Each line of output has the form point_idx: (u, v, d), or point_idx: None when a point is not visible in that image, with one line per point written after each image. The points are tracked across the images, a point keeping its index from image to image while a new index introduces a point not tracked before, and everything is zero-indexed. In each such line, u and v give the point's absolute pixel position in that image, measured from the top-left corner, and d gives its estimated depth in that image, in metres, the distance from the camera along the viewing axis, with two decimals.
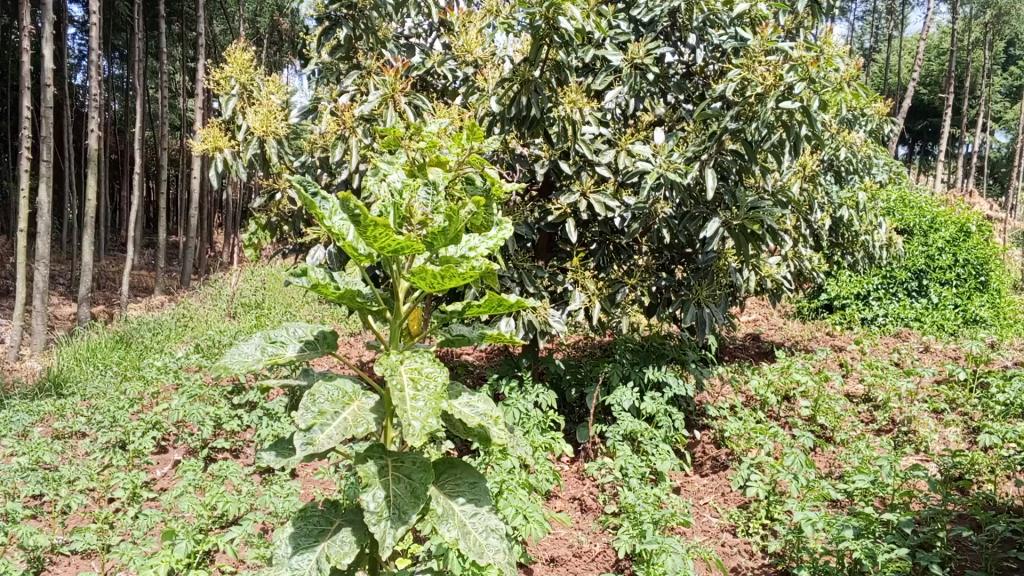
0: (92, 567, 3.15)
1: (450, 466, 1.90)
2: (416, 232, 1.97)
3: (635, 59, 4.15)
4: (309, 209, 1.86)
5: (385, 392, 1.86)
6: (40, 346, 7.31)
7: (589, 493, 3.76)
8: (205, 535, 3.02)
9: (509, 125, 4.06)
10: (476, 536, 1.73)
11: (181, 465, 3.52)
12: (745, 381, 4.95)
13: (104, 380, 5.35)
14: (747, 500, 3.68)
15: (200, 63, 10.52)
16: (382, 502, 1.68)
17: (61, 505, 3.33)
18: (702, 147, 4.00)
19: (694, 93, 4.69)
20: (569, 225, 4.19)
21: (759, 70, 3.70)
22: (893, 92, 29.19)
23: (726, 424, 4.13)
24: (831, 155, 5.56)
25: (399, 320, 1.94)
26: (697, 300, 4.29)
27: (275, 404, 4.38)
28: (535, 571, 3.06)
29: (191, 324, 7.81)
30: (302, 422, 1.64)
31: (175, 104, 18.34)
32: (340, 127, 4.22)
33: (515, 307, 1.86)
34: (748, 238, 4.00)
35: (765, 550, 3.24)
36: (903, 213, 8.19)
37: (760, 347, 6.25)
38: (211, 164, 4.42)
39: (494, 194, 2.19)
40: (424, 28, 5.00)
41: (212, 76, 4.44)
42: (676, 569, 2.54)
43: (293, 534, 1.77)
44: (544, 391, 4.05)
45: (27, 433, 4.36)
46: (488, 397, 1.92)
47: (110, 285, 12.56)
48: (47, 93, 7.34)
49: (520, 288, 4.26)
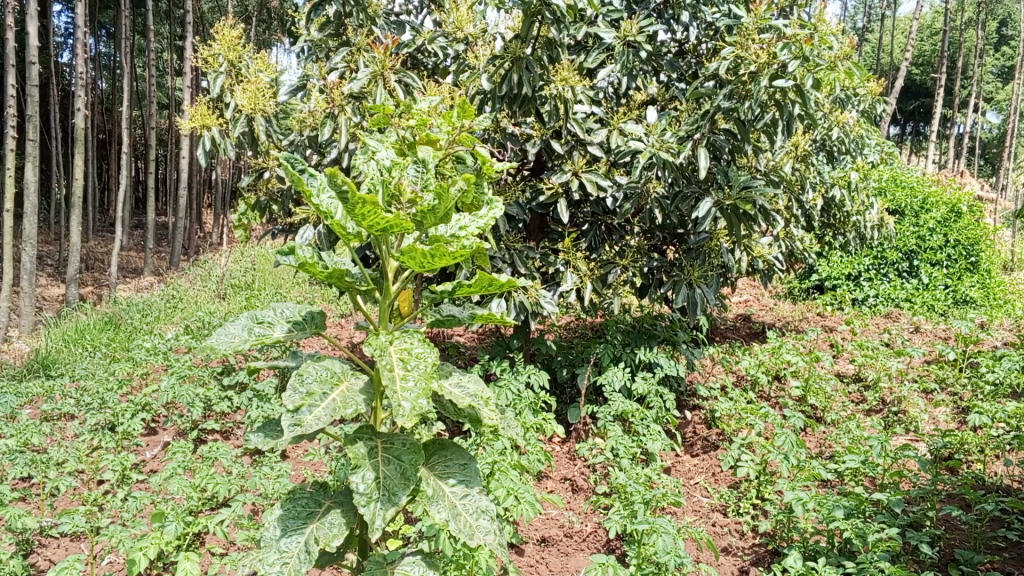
0: (81, 549, 3.16)
1: (440, 447, 1.88)
2: (405, 211, 1.93)
3: (628, 36, 4.11)
4: (298, 186, 1.83)
5: (374, 372, 1.83)
6: (28, 328, 7.21)
7: (579, 473, 3.76)
8: (194, 517, 2.98)
9: (500, 103, 4.02)
10: (467, 518, 1.73)
11: (171, 447, 3.48)
12: (736, 361, 4.95)
13: (93, 362, 5.30)
14: (738, 480, 3.69)
15: (188, 41, 10.23)
16: (371, 484, 1.66)
17: (49, 488, 3.29)
18: (694, 126, 3.96)
19: (688, 71, 4.66)
20: (561, 205, 4.16)
21: (752, 48, 3.68)
22: (883, 71, 29.15)
23: (717, 404, 4.14)
24: (824, 134, 5.52)
25: (389, 301, 1.92)
26: (689, 281, 4.28)
27: (265, 385, 4.35)
28: (525, 552, 3.06)
29: (180, 304, 7.76)
30: (290, 404, 1.61)
31: (163, 82, 18.13)
32: (330, 105, 4.22)
33: (505, 287, 1.83)
34: (740, 217, 3.99)
35: (755, 529, 3.26)
36: (894, 193, 8.09)
37: (752, 327, 6.25)
38: (198, 143, 4.37)
39: (485, 172, 2.13)
40: (414, 5, 4.93)
41: (200, 54, 4.40)
42: (666, 549, 2.53)
43: (282, 516, 1.75)
44: (535, 371, 4.03)
45: (17, 415, 4.34)
46: (479, 378, 1.91)
47: (99, 265, 12.49)
48: (31, 70, 7.14)
49: (511, 269, 4.25)
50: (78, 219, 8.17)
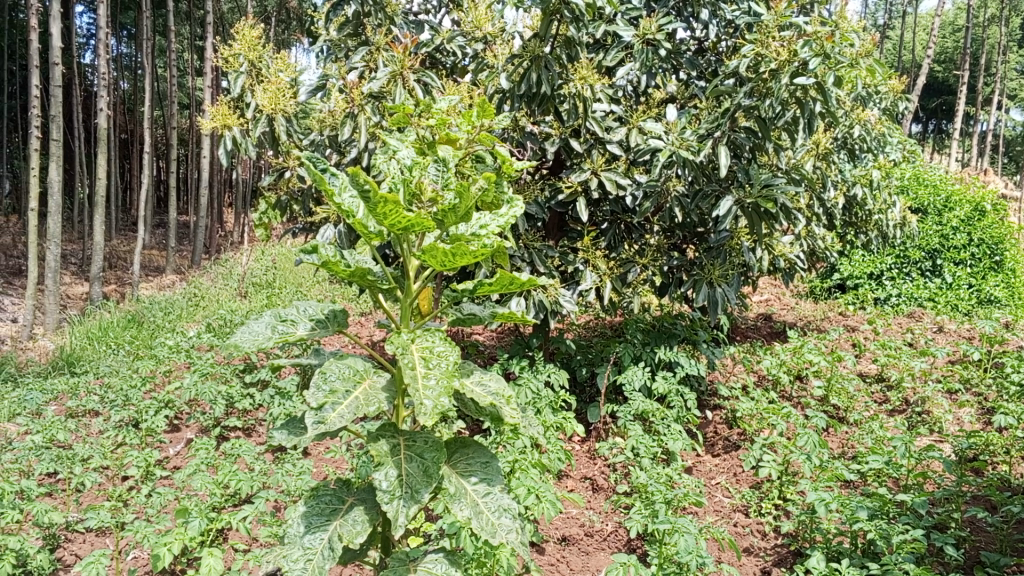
0: (107, 544, 3.20)
1: (462, 445, 1.88)
2: (426, 209, 1.98)
3: (647, 34, 4.09)
4: (320, 186, 1.84)
5: (396, 370, 1.84)
6: (53, 326, 7.28)
7: (600, 473, 3.75)
8: (218, 513, 3.00)
9: (519, 102, 4.02)
10: (489, 516, 1.73)
11: (194, 444, 3.50)
12: (757, 361, 4.91)
13: (116, 359, 5.35)
14: (760, 480, 3.66)
15: (209, 41, 10.27)
16: (394, 482, 1.66)
17: (74, 484, 3.33)
18: (715, 125, 3.93)
19: (707, 69, 4.64)
20: (580, 204, 4.15)
21: (773, 46, 3.66)
22: (904, 68, 28.89)
23: (738, 404, 4.11)
24: (845, 132, 5.47)
25: (410, 299, 1.91)
26: (710, 279, 4.22)
27: (286, 383, 4.37)
28: (546, 550, 3.06)
29: (202, 303, 7.82)
30: (313, 401, 1.62)
31: (185, 82, 18.28)
32: (349, 105, 4.24)
33: (526, 285, 1.83)
34: (761, 216, 3.97)
35: (777, 529, 3.24)
36: (918, 191, 8.28)
37: (773, 326, 6.21)
38: (219, 143, 4.41)
39: (505, 171, 2.12)
40: (432, 4, 4.95)
41: (221, 54, 4.44)
42: (689, 548, 2.52)
43: (305, 513, 1.75)
44: (555, 370, 4.02)
45: (42, 412, 4.39)
46: (500, 376, 1.90)
47: (122, 263, 12.60)
48: (55, 71, 7.21)
49: (530, 268, 4.24)
50: (102, 217, 8.24)
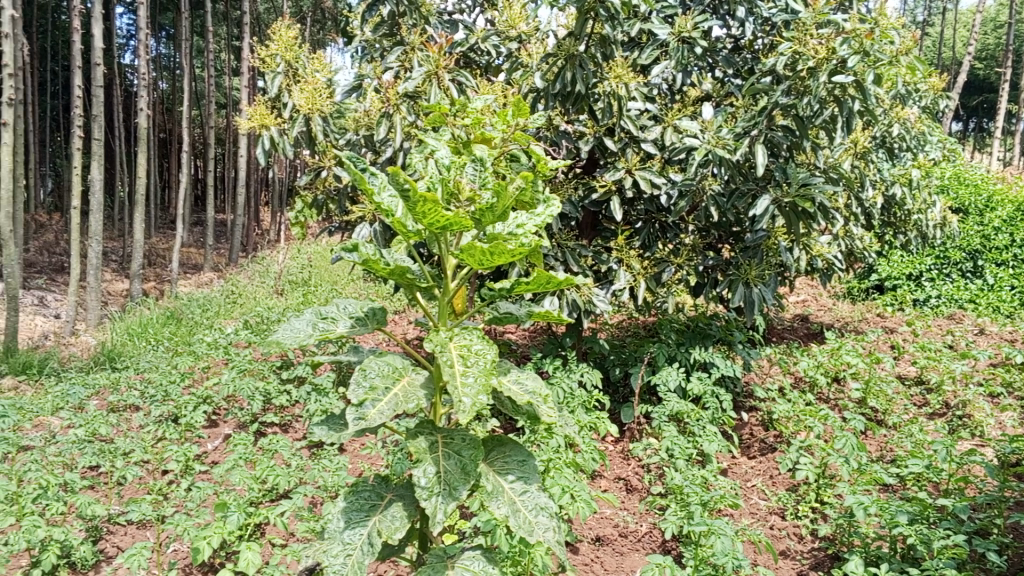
0: (148, 537, 3.25)
1: (499, 443, 1.89)
2: (463, 208, 1.99)
3: (682, 32, 4.07)
4: (360, 185, 1.85)
5: (434, 368, 1.85)
6: (94, 321, 7.42)
7: (634, 473, 3.74)
8: (255, 508, 3.05)
9: (554, 101, 4.01)
10: (526, 515, 1.73)
11: (232, 439, 3.55)
12: (794, 362, 4.86)
13: (156, 355, 5.44)
14: (796, 482, 3.63)
15: (246, 41, 10.40)
16: (433, 478, 1.67)
17: (116, 477, 3.40)
18: (752, 123, 3.90)
19: (743, 67, 4.59)
20: (614, 203, 4.13)
21: (811, 44, 3.62)
22: (944, 66, 28.37)
23: (775, 406, 4.07)
24: (884, 131, 5.39)
25: (448, 298, 1.92)
26: (746, 279, 4.19)
27: (322, 379, 4.41)
28: (580, 550, 3.06)
29: (239, 300, 7.92)
30: (354, 397, 1.64)
31: (222, 82, 18.53)
32: (385, 105, 4.27)
33: (563, 285, 1.83)
34: (798, 215, 3.92)
35: (814, 533, 3.21)
36: (958, 191, 8.21)
37: (809, 327, 6.14)
38: (257, 143, 4.47)
39: (540, 170, 2.12)
40: (467, 4, 4.97)
41: (259, 55, 4.50)
42: (725, 550, 2.50)
43: (345, 509, 1.77)
44: (589, 369, 4.01)
45: (84, 406, 4.48)
46: (537, 375, 1.91)
47: (162, 261, 12.81)
48: (96, 71, 7.32)
49: (564, 267, 4.24)
50: (142, 215, 8.38)
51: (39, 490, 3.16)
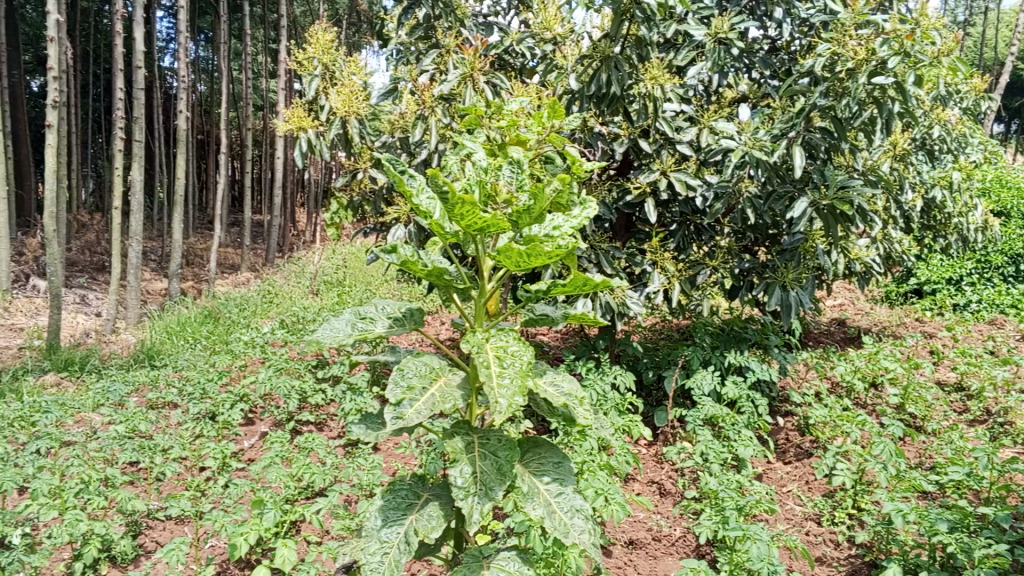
0: (186, 532, 3.30)
1: (535, 445, 1.89)
2: (501, 210, 2.00)
3: (719, 33, 4.06)
4: (398, 186, 1.86)
5: (471, 369, 1.86)
6: (134, 320, 7.55)
7: (667, 477, 3.72)
8: (291, 505, 3.08)
9: (589, 102, 4.01)
10: (562, 516, 1.73)
11: (269, 437, 3.59)
12: (831, 367, 4.80)
13: (195, 353, 5.52)
14: (833, 488, 3.59)
15: (283, 44, 10.50)
16: (469, 478, 1.68)
17: (156, 473, 3.46)
18: (789, 125, 3.86)
19: (780, 69, 4.55)
20: (649, 205, 4.11)
21: (850, 45, 3.58)
22: (986, 66, 27.86)
23: (811, 411, 4.02)
24: (924, 133, 5.30)
25: (484, 299, 1.93)
26: (783, 283, 4.15)
27: (357, 379, 4.45)
28: (614, 553, 3.05)
29: (276, 300, 8.01)
30: (392, 397, 1.65)
31: (259, 85, 18.76)
32: (420, 107, 4.30)
33: (599, 287, 1.83)
34: (837, 218, 3.87)
35: (851, 540, 3.16)
36: (1000, 194, 8.07)
37: (846, 332, 6.06)
38: (295, 145, 4.52)
39: (575, 172, 2.12)
40: (502, 6, 4.99)
41: (296, 57, 4.55)
42: (760, 556, 2.48)
43: (382, 507, 1.79)
44: (623, 372, 4.00)
45: (125, 403, 4.56)
46: (573, 376, 1.91)
47: (200, 261, 12.99)
48: (138, 74, 7.43)
49: (598, 268, 4.24)
50: (181, 215, 8.51)
51: (81, 485, 3.22)
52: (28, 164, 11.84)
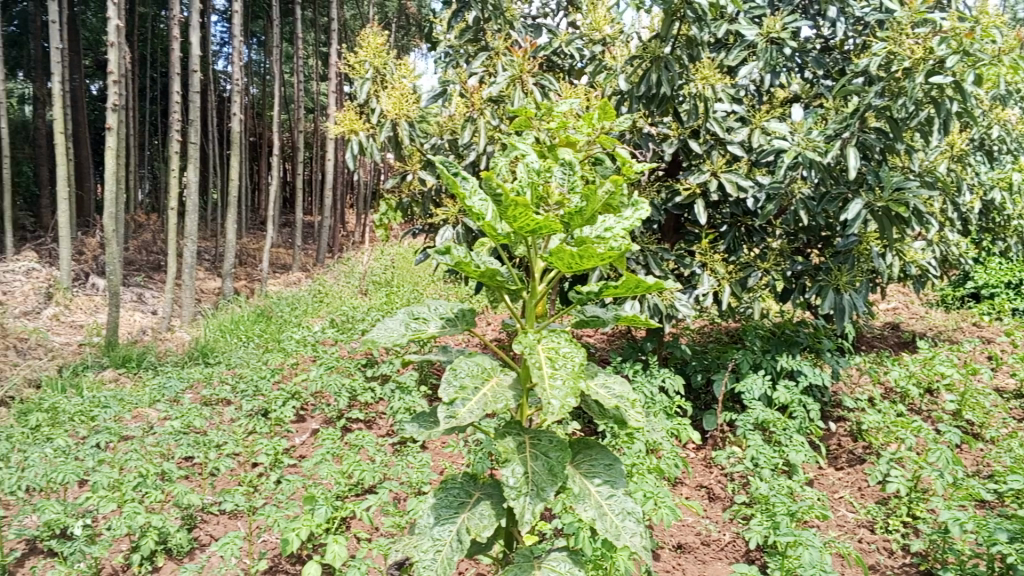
0: (239, 527, 3.37)
1: (586, 446, 1.90)
2: (553, 212, 2.01)
3: (771, 33, 4.00)
4: (452, 188, 1.88)
5: (523, 369, 1.87)
6: (189, 318, 7.72)
7: (716, 481, 3.69)
8: (342, 502, 3.13)
9: (638, 103, 4.00)
10: (613, 518, 1.73)
11: (320, 435, 3.65)
12: (885, 372, 4.71)
13: (247, 351, 5.64)
14: (886, 495, 3.52)
15: (334, 47, 10.63)
16: (521, 478, 1.69)
17: (210, 467, 3.55)
18: (843, 125, 3.80)
19: (833, 68, 4.49)
20: (699, 206, 4.07)
21: (906, 43, 3.51)
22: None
23: (864, 416, 3.95)
24: (983, 133, 5.18)
25: (536, 300, 1.94)
26: (835, 286, 4.09)
27: (406, 378, 4.50)
28: (662, 557, 3.03)
29: (326, 300, 8.12)
30: (445, 396, 1.67)
31: (309, 87, 19.04)
32: (470, 109, 4.33)
33: (651, 289, 1.83)
34: (892, 220, 3.80)
35: (905, 548, 3.11)
36: None
37: (901, 336, 5.94)
38: (346, 147, 4.59)
39: (625, 173, 2.12)
40: (551, 8, 5.00)
41: (348, 61, 4.61)
42: (813, 562, 2.46)
43: (434, 505, 1.81)
44: (671, 375, 3.97)
45: (180, 399, 4.68)
46: (625, 378, 1.91)
47: (252, 260, 13.23)
48: (194, 77, 7.59)
49: (646, 270, 4.22)
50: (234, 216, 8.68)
51: (139, 478, 3.31)
52: (87, 165, 12.17)
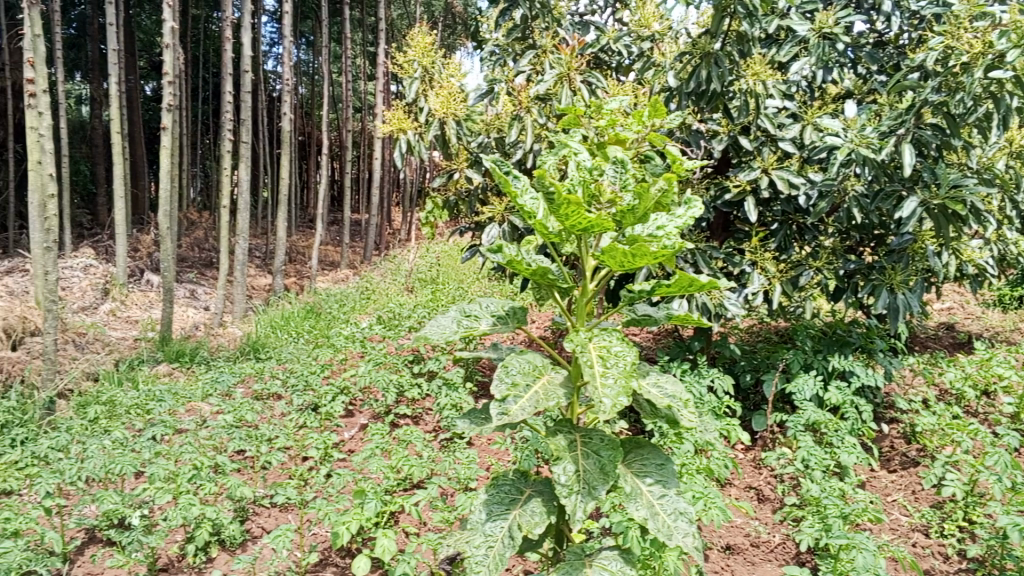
0: (291, 520, 3.43)
1: (637, 446, 1.89)
2: (604, 210, 2.00)
3: (823, 28, 3.91)
4: (503, 187, 1.89)
5: (574, 367, 1.87)
6: (241, 313, 7.87)
7: (766, 483, 3.65)
8: (391, 496, 3.16)
9: (687, 100, 3.98)
10: (665, 518, 1.73)
11: (370, 430, 3.69)
12: (939, 373, 4.61)
13: (298, 347, 5.73)
14: (942, 499, 3.45)
15: (381, 46, 10.72)
16: (573, 476, 1.70)
17: (262, 461, 3.61)
18: (898, 121, 3.73)
19: (888, 63, 4.41)
20: (749, 204, 4.01)
21: (965, 38, 3.42)
22: None
23: (918, 418, 3.88)
24: None
25: (587, 299, 1.94)
26: (889, 285, 4.01)
27: (453, 375, 4.53)
28: (711, 557, 3.01)
29: (373, 297, 8.21)
30: (497, 393, 1.68)
31: (356, 86, 19.24)
32: (517, 107, 4.34)
33: (704, 287, 1.82)
34: (949, 218, 3.71)
35: (961, 553, 3.04)
36: None
37: (956, 337, 5.80)
38: (395, 146, 4.63)
39: (675, 171, 2.09)
40: (599, 5, 4.98)
41: (397, 60, 4.66)
42: (866, 566, 2.42)
43: (486, 501, 1.82)
44: (720, 374, 3.94)
45: (233, 393, 4.77)
46: (677, 378, 1.90)
47: (301, 258, 13.41)
48: (245, 78, 7.71)
49: (694, 268, 4.18)
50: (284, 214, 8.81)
51: (194, 470, 3.39)
52: (142, 164, 12.46)
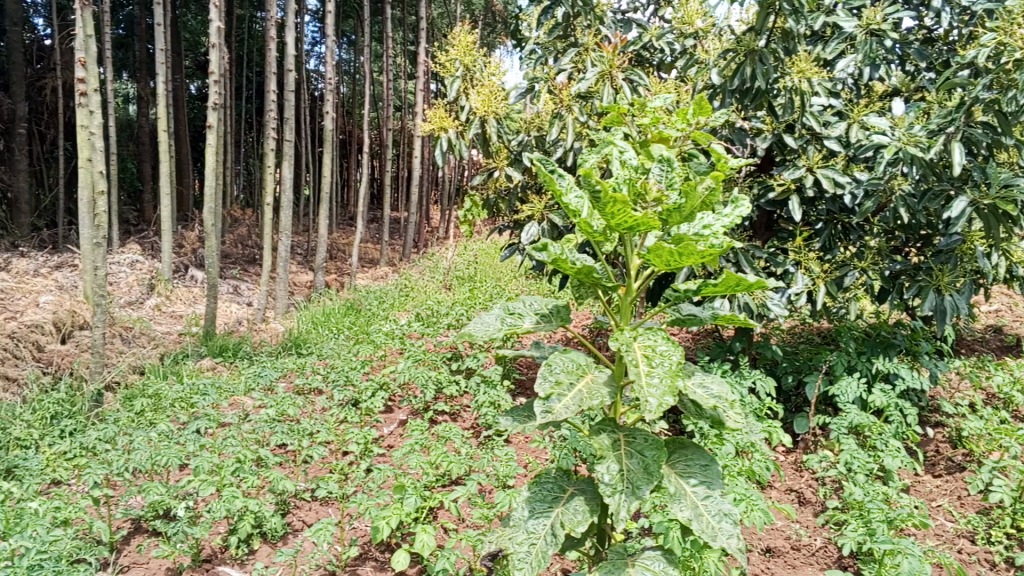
0: (331, 513, 3.47)
1: (681, 446, 1.89)
2: (650, 208, 2.00)
3: (870, 25, 3.85)
4: (548, 185, 1.90)
5: (618, 366, 1.87)
6: (282, 309, 7.97)
7: (807, 486, 3.61)
8: (431, 492, 3.18)
9: (731, 97, 3.97)
10: (709, 519, 1.72)
11: (409, 425, 3.72)
12: (987, 377, 4.52)
13: (338, 342, 5.80)
14: (989, 505, 3.38)
15: (422, 45, 10.76)
16: (616, 475, 1.70)
17: (304, 455, 3.66)
18: (948, 119, 3.66)
19: (937, 60, 4.33)
20: (794, 202, 3.95)
21: (1018, 34, 3.34)
22: None
23: (965, 422, 3.80)
24: None
25: (632, 297, 1.93)
26: (936, 287, 3.94)
27: (492, 372, 4.55)
28: (751, 559, 2.99)
29: (412, 294, 8.26)
30: (541, 391, 1.69)
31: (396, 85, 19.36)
32: (558, 105, 4.34)
33: (751, 287, 1.80)
34: (1000, 218, 3.63)
35: (1009, 561, 2.98)
36: None
37: (1005, 340, 5.68)
38: (436, 144, 4.66)
39: (720, 169, 2.06)
40: (641, 2, 4.96)
41: (439, 59, 4.68)
42: (912, 571, 2.38)
43: (529, 498, 1.83)
44: (762, 375, 3.90)
45: (274, 388, 4.84)
46: (722, 378, 1.89)
47: (341, 255, 13.54)
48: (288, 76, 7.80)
49: (737, 267, 4.15)
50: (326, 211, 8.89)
51: (237, 463, 3.45)
52: (186, 161, 12.67)
